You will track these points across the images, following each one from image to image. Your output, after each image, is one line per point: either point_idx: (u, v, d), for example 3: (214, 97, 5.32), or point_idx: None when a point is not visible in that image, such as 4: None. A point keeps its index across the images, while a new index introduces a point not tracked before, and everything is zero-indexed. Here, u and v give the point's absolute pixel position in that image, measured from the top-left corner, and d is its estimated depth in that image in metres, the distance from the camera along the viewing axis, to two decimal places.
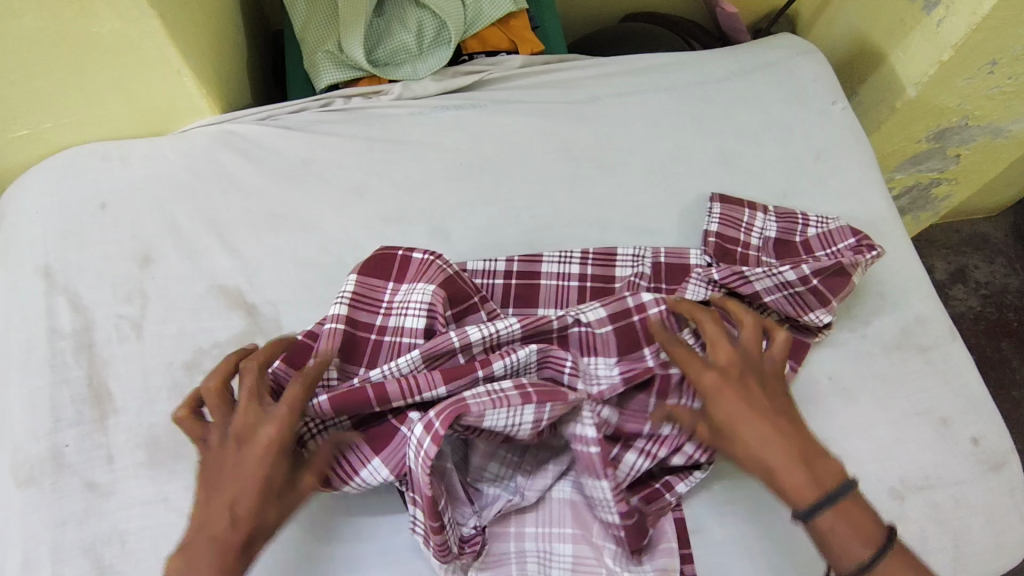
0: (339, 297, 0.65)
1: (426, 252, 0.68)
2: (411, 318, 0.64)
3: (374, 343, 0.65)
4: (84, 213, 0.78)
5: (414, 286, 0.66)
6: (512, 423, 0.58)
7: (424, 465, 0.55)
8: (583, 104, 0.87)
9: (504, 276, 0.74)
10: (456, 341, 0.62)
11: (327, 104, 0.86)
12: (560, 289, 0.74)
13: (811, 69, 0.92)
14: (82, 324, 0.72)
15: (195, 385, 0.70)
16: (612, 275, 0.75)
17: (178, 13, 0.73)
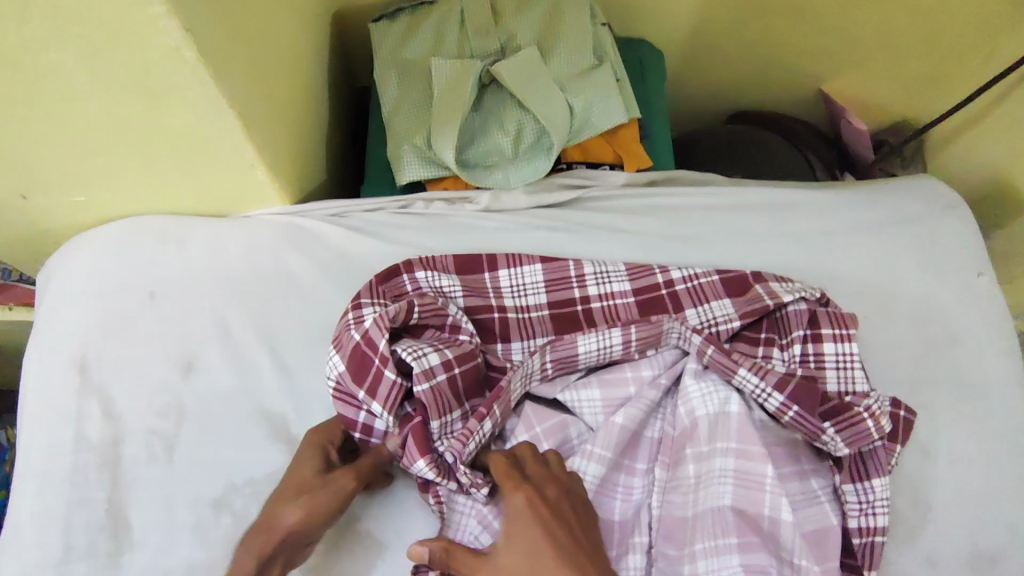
0: (506, 276, 0.70)
1: (597, 267, 0.71)
2: (532, 298, 0.70)
3: (501, 321, 0.68)
4: (131, 301, 0.71)
5: (520, 270, 0.70)
6: (603, 347, 0.65)
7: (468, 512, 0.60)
8: (689, 242, 0.77)
9: (623, 297, 0.71)
10: (573, 274, 0.71)
11: (406, 207, 0.77)
12: (655, 332, 0.66)
13: (957, 230, 0.80)
14: (111, 434, 0.65)
15: (220, 529, 0.62)
16: (659, 330, 0.66)
17: (260, 108, 0.66)
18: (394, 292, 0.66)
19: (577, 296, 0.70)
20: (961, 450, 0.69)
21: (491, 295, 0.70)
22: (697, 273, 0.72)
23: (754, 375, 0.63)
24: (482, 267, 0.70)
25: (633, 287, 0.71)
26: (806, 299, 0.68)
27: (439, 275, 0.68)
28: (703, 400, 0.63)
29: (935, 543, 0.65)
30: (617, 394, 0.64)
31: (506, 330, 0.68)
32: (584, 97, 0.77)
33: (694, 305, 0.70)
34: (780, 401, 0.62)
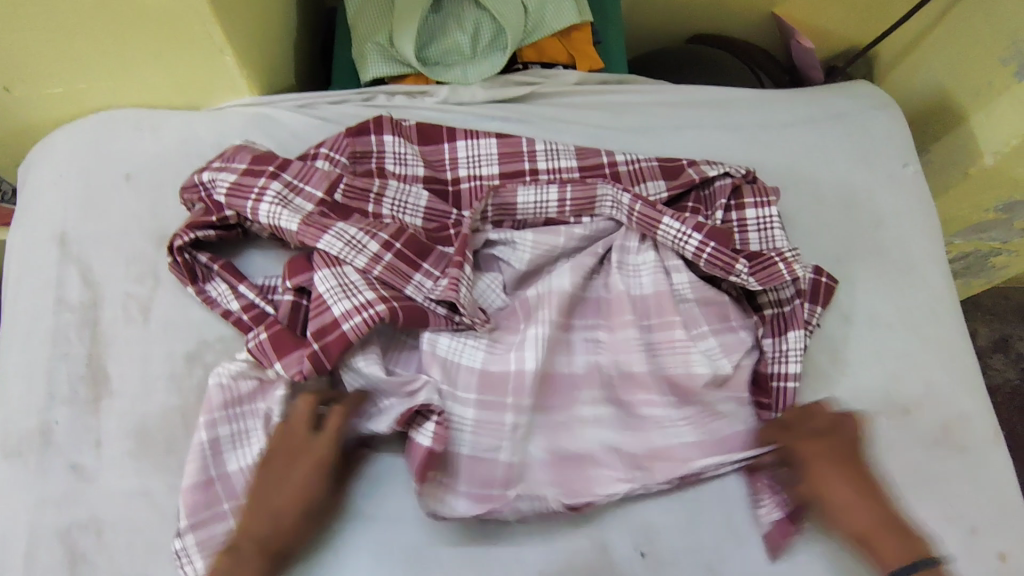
0: (463, 148, 0.78)
1: (547, 143, 0.78)
2: (485, 167, 0.77)
3: (453, 191, 0.77)
4: (106, 182, 0.76)
5: (474, 142, 0.78)
6: (541, 201, 0.73)
7: (355, 331, 0.62)
8: (636, 133, 0.82)
9: (568, 172, 0.77)
10: (524, 148, 0.77)
11: (368, 99, 0.81)
12: (586, 191, 0.73)
13: (885, 126, 0.85)
14: (90, 298, 0.70)
15: (194, 379, 0.67)
16: (593, 193, 0.73)
17: None
18: (362, 150, 0.75)
19: (527, 167, 0.77)
20: (881, 316, 0.75)
21: (446, 167, 0.77)
22: (639, 157, 0.77)
23: (675, 222, 0.69)
24: (442, 139, 0.78)
25: (578, 163, 0.77)
26: (732, 176, 0.75)
27: (404, 145, 0.76)
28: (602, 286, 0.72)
29: (853, 394, 0.72)
30: (549, 241, 0.72)
31: (458, 198, 0.76)
32: None
33: (632, 181, 0.76)
34: (699, 240, 0.68)
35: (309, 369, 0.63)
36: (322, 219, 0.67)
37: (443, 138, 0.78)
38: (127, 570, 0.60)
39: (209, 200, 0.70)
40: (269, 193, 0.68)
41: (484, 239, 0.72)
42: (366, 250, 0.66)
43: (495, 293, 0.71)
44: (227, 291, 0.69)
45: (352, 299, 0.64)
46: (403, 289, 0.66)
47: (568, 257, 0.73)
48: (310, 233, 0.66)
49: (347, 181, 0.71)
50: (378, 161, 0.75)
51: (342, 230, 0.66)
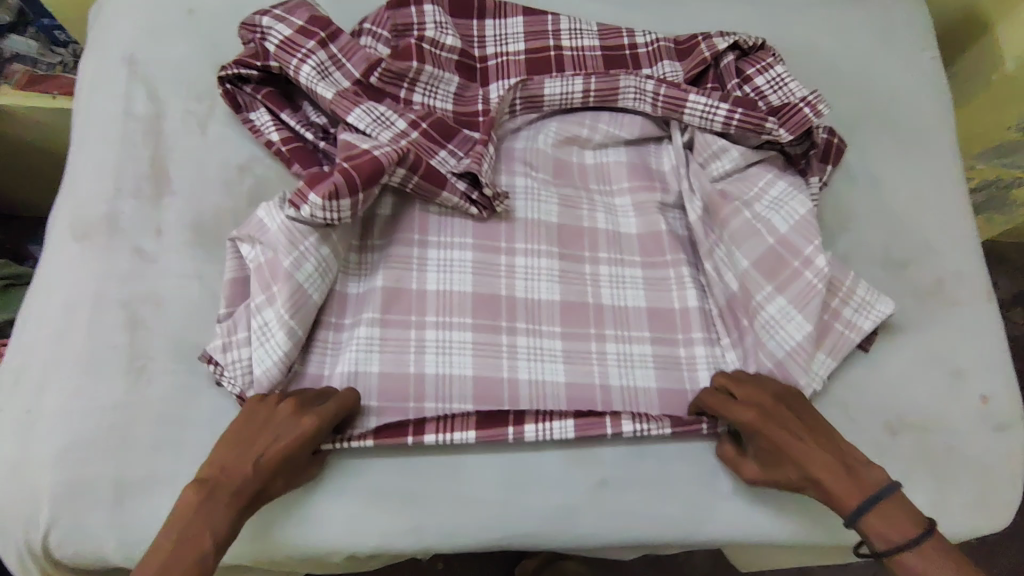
0: (494, 28, 0.77)
1: (575, 20, 0.77)
2: (513, 45, 0.76)
3: (481, 68, 0.76)
4: (171, 14, 0.82)
5: (505, 22, 0.77)
6: (567, 90, 0.73)
7: (390, 154, 0.63)
8: (663, 3, 0.86)
9: (594, 49, 0.76)
10: (551, 24, 0.77)
11: None
12: (606, 81, 0.72)
13: (903, 15, 0.88)
14: (155, 111, 0.77)
15: (244, 185, 0.74)
16: (616, 84, 0.72)
17: None
18: (402, 23, 0.73)
19: (552, 44, 0.76)
20: (884, 181, 0.79)
21: (474, 42, 0.76)
22: (658, 36, 0.77)
23: (701, 96, 0.71)
24: (474, 16, 0.77)
25: (604, 43, 0.77)
26: (738, 47, 0.74)
27: (445, 18, 0.75)
28: (615, 156, 0.75)
29: (852, 247, 0.76)
30: (572, 130, 0.74)
31: (486, 75, 0.75)
32: None
33: (653, 62, 0.76)
34: (727, 108, 0.70)
35: (341, 185, 0.61)
36: (355, 96, 0.69)
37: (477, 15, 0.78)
38: (179, 336, 0.67)
39: (258, 42, 0.73)
40: (309, 61, 0.69)
41: (511, 128, 0.74)
42: (392, 126, 0.68)
43: (517, 186, 0.72)
44: (269, 122, 0.73)
45: (391, 128, 0.68)
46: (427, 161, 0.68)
47: (592, 148, 0.75)
48: (342, 105, 0.68)
49: (386, 64, 0.70)
50: (420, 32, 0.73)
51: (370, 108, 0.68)
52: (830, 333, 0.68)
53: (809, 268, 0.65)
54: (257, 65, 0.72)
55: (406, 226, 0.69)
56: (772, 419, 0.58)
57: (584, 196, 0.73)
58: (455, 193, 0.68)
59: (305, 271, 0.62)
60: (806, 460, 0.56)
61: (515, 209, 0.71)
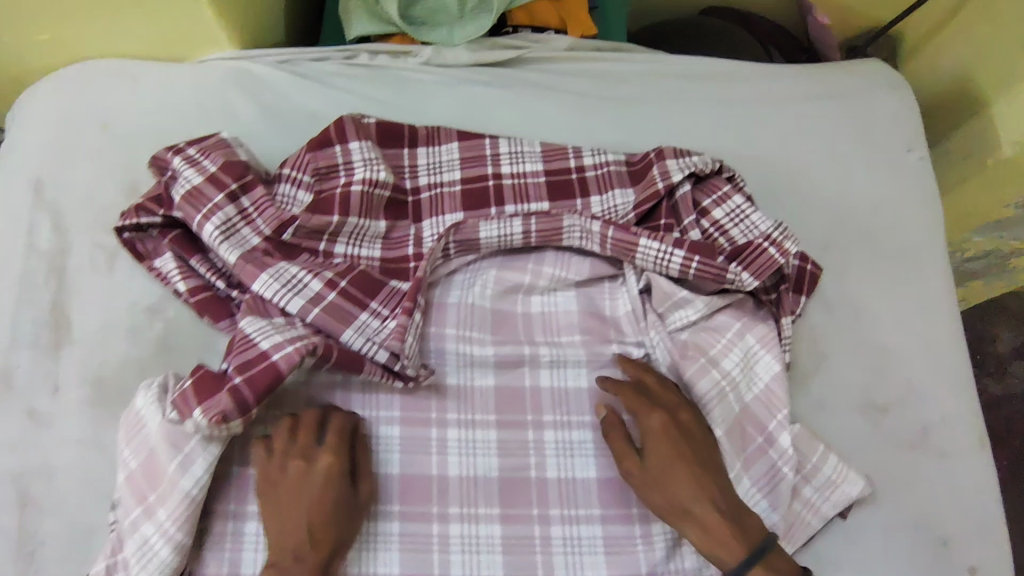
0: (427, 157, 0.73)
1: (513, 145, 0.73)
2: (447, 174, 0.72)
3: (413, 204, 0.72)
4: (83, 129, 0.75)
5: (437, 149, 0.73)
6: (504, 234, 0.67)
7: (293, 354, 0.57)
8: (624, 103, 0.78)
9: (534, 176, 0.72)
10: (488, 149, 0.73)
11: (351, 57, 0.79)
12: (551, 224, 0.67)
13: (890, 109, 0.80)
14: (60, 245, 0.70)
15: (152, 331, 0.67)
16: (559, 224, 0.67)
17: None
18: (326, 165, 0.67)
19: (490, 172, 0.72)
20: (866, 309, 0.71)
21: (406, 175, 0.72)
22: (608, 158, 0.72)
23: (652, 241, 0.65)
24: (403, 144, 0.73)
25: (545, 167, 0.72)
26: (697, 173, 0.68)
27: (370, 148, 0.69)
28: (564, 300, 0.69)
29: (829, 390, 0.68)
30: (513, 279, 0.68)
31: (417, 211, 0.72)
32: None
33: (599, 190, 0.71)
34: (682, 255, 0.64)
35: (231, 408, 0.54)
36: (265, 257, 0.64)
37: (405, 141, 0.73)
38: (77, 514, 0.61)
39: (165, 185, 0.66)
40: (216, 215, 0.63)
41: (445, 275, 0.68)
42: (306, 290, 0.63)
43: (445, 352, 0.66)
44: (177, 268, 0.66)
45: (303, 296, 0.63)
46: (341, 332, 0.62)
47: (541, 293, 0.69)
48: (247, 269, 0.62)
49: (302, 222, 0.65)
50: (346, 175, 0.68)
51: (281, 270, 0.63)
52: (793, 521, 0.63)
53: (773, 448, 0.63)
54: (161, 213, 0.65)
55: (324, 399, 0.65)
56: (669, 438, 0.59)
57: (528, 352, 0.67)
58: (377, 368, 0.63)
59: (193, 474, 0.57)
60: (700, 504, 0.57)
61: (444, 374, 0.66)
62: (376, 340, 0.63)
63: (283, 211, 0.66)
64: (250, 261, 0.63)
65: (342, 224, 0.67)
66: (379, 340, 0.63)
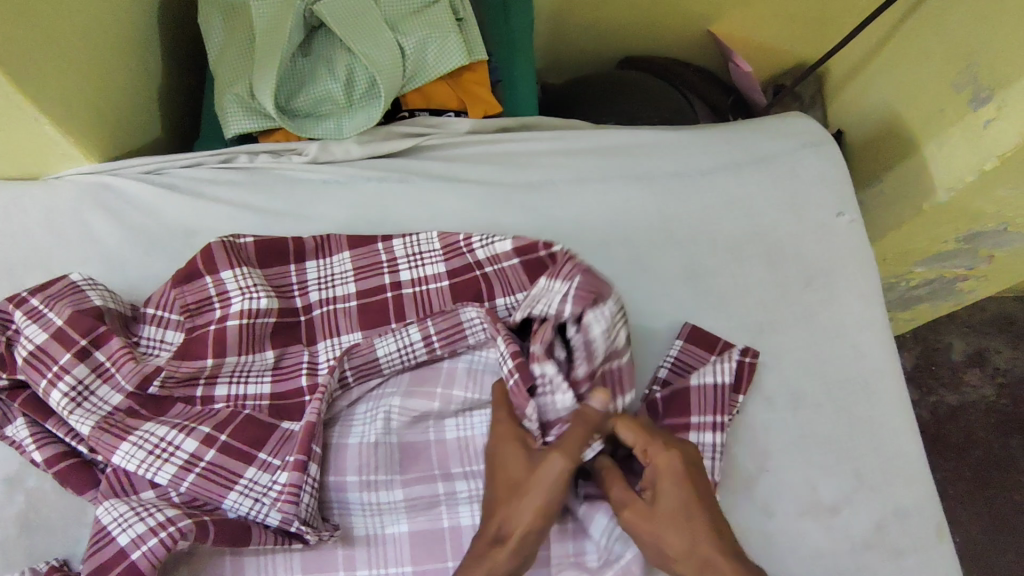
0: (317, 268, 0.63)
1: (408, 242, 0.64)
2: (340, 286, 0.63)
3: (307, 323, 0.62)
4: None
5: (326, 257, 0.64)
6: (403, 348, 0.60)
7: (163, 544, 0.49)
8: (533, 189, 0.72)
9: (437, 281, 0.63)
10: (383, 253, 0.63)
11: (228, 160, 0.72)
12: (454, 332, 0.60)
13: (816, 170, 0.76)
14: None
15: (10, 509, 0.58)
16: (458, 320, 0.60)
17: (46, 68, 0.59)
18: (195, 300, 0.59)
19: (388, 282, 0.63)
20: (807, 400, 0.66)
21: (295, 292, 0.63)
22: (497, 247, 0.62)
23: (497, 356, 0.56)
24: (289, 255, 0.63)
25: (447, 269, 0.63)
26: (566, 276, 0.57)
27: (249, 273, 0.59)
28: (482, 423, 0.60)
29: (776, 496, 0.63)
30: (420, 407, 0.59)
31: (311, 332, 0.62)
32: (417, 36, 0.72)
33: (506, 291, 0.61)
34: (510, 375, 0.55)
35: None
36: (129, 417, 0.56)
37: (291, 250, 0.63)
38: None
39: (7, 344, 0.57)
40: (63, 379, 0.55)
41: (345, 408, 0.60)
42: (171, 460, 0.54)
43: (349, 502, 0.58)
44: (30, 435, 0.57)
45: (172, 463, 0.54)
46: (221, 503, 0.53)
47: (451, 419, 0.60)
48: (105, 438, 0.54)
49: (167, 372, 0.57)
50: (222, 307, 0.59)
51: (146, 434, 0.54)
52: None
53: None
54: (3, 376, 0.57)
55: (213, 573, 0.55)
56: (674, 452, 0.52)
57: (443, 491, 0.58)
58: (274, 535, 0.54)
59: None
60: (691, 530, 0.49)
61: (351, 526, 0.58)
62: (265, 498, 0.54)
63: (146, 361, 0.58)
64: (108, 426, 0.55)
65: (218, 367, 0.57)
66: (269, 501, 0.53)
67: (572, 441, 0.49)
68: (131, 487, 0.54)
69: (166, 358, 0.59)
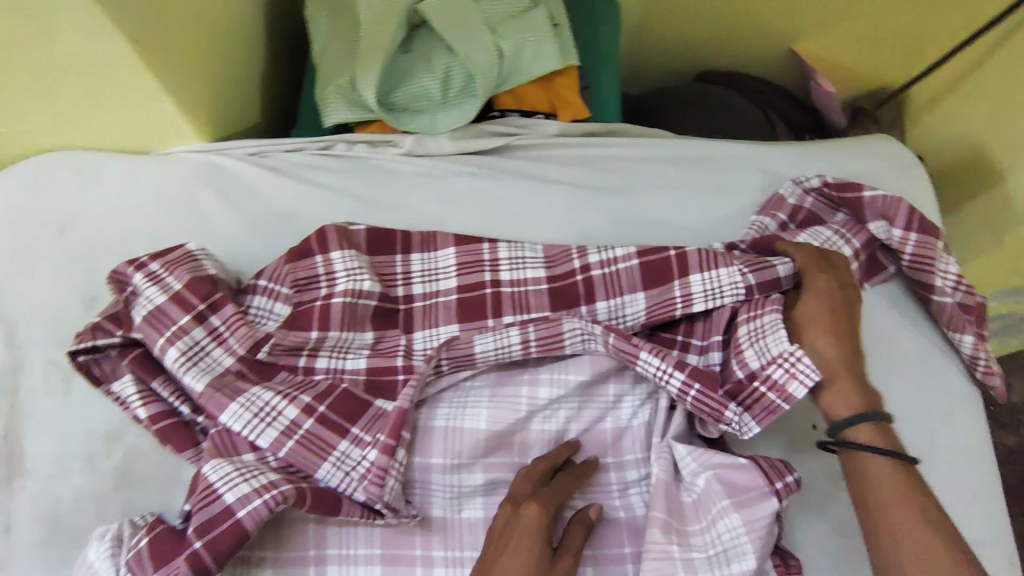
0: (423, 264, 0.68)
1: (513, 246, 0.67)
2: (442, 280, 0.67)
3: (405, 310, 0.66)
4: (41, 233, 0.70)
5: (431, 253, 0.68)
6: (501, 346, 0.62)
7: (269, 504, 0.51)
8: (619, 194, 0.73)
9: (534, 283, 0.66)
10: (486, 254, 0.67)
11: (327, 147, 0.75)
12: (549, 330, 0.62)
13: (904, 193, 0.75)
14: (12, 364, 0.65)
15: (112, 461, 0.62)
16: (560, 330, 0.62)
17: (168, 40, 0.63)
18: (305, 276, 0.63)
19: (488, 279, 0.66)
20: None
21: (398, 281, 0.67)
22: (616, 254, 0.66)
23: (654, 357, 0.58)
24: (395, 248, 0.68)
25: (547, 273, 0.66)
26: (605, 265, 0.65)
27: (355, 256, 0.64)
28: (564, 419, 0.62)
29: None
30: (507, 395, 0.61)
31: (410, 319, 0.66)
32: (515, 38, 0.74)
33: (608, 296, 0.65)
34: (681, 380, 0.58)
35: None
36: (236, 381, 0.58)
37: (399, 245, 0.68)
38: None
39: (126, 303, 0.61)
40: (183, 338, 0.58)
41: (433, 394, 0.62)
42: (273, 427, 0.57)
43: (430, 483, 0.60)
44: (137, 392, 0.60)
45: (275, 427, 0.57)
46: (315, 473, 0.56)
47: (541, 415, 0.62)
48: (216, 398, 0.57)
49: (275, 340, 0.60)
50: (328, 286, 0.63)
51: (253, 398, 0.57)
52: None
53: None
54: (120, 333, 0.60)
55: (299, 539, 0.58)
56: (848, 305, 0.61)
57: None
58: (361, 510, 0.56)
59: None
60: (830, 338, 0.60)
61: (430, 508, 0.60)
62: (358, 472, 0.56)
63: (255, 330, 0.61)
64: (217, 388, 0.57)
65: (322, 339, 0.61)
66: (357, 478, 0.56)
67: (526, 526, 0.53)
68: (233, 448, 0.57)
69: (274, 327, 0.63)
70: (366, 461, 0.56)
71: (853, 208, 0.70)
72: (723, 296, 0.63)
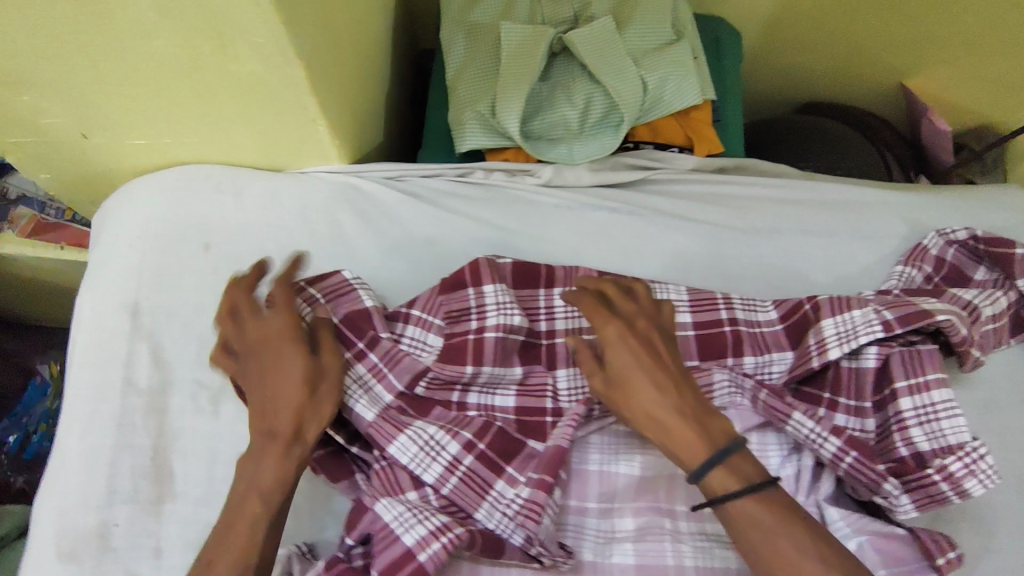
0: (562, 300, 0.65)
1: (656, 286, 0.66)
2: (586, 318, 0.65)
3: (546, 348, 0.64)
4: (183, 249, 0.70)
5: None
6: None
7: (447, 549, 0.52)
8: (759, 236, 0.72)
9: (682, 328, 0.64)
10: None
11: (465, 174, 0.75)
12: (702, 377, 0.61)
13: None
14: (160, 382, 0.65)
15: None
16: (710, 380, 0.61)
17: (331, 65, 0.63)
18: (458, 308, 0.62)
19: None
20: None
21: (541, 316, 0.65)
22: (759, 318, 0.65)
23: (808, 419, 0.57)
24: (539, 282, 0.66)
25: (693, 319, 0.64)
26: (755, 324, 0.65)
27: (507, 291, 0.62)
28: None
29: None
30: (660, 441, 0.62)
31: (552, 357, 0.64)
32: (661, 72, 0.73)
33: (755, 353, 0.63)
34: (837, 445, 0.56)
35: None
36: (399, 415, 0.58)
37: (542, 281, 0.67)
38: None
39: None
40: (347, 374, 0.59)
41: (580, 436, 0.62)
42: (434, 465, 0.56)
43: (584, 527, 0.60)
44: None
45: (439, 462, 0.57)
46: (476, 512, 0.56)
47: None
48: (382, 429, 0.57)
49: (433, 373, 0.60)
50: (478, 320, 0.61)
51: (418, 431, 0.57)
52: None
53: None
54: None
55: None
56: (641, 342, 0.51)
57: (669, 526, 0.59)
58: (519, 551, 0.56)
59: None
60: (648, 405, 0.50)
61: (582, 553, 0.59)
62: (514, 514, 0.56)
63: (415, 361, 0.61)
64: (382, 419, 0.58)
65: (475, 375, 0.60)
66: (514, 517, 0.55)
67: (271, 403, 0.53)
68: (398, 484, 0.56)
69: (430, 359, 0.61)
70: (519, 499, 0.56)
71: (999, 262, 0.69)
72: (858, 338, 0.59)
